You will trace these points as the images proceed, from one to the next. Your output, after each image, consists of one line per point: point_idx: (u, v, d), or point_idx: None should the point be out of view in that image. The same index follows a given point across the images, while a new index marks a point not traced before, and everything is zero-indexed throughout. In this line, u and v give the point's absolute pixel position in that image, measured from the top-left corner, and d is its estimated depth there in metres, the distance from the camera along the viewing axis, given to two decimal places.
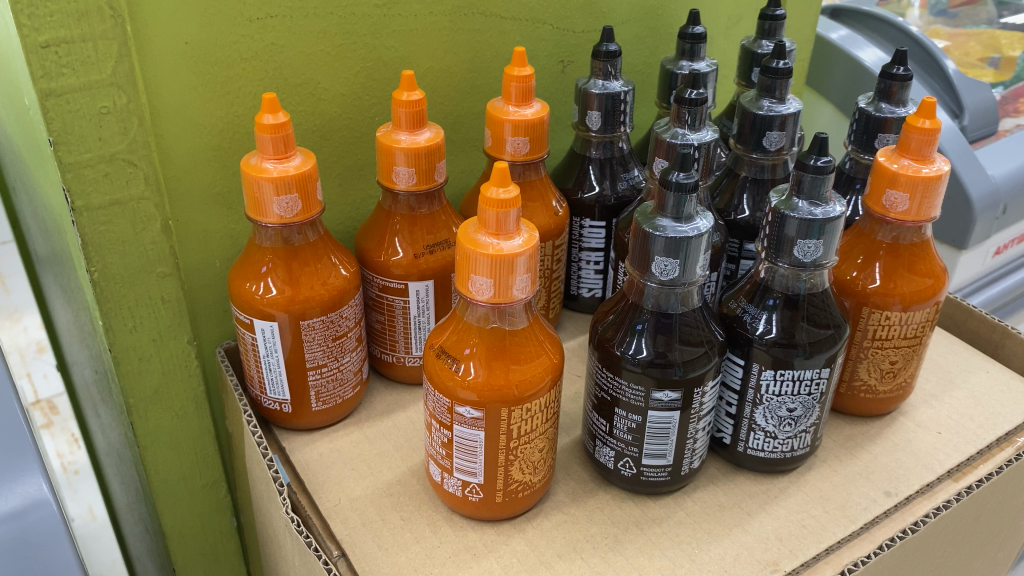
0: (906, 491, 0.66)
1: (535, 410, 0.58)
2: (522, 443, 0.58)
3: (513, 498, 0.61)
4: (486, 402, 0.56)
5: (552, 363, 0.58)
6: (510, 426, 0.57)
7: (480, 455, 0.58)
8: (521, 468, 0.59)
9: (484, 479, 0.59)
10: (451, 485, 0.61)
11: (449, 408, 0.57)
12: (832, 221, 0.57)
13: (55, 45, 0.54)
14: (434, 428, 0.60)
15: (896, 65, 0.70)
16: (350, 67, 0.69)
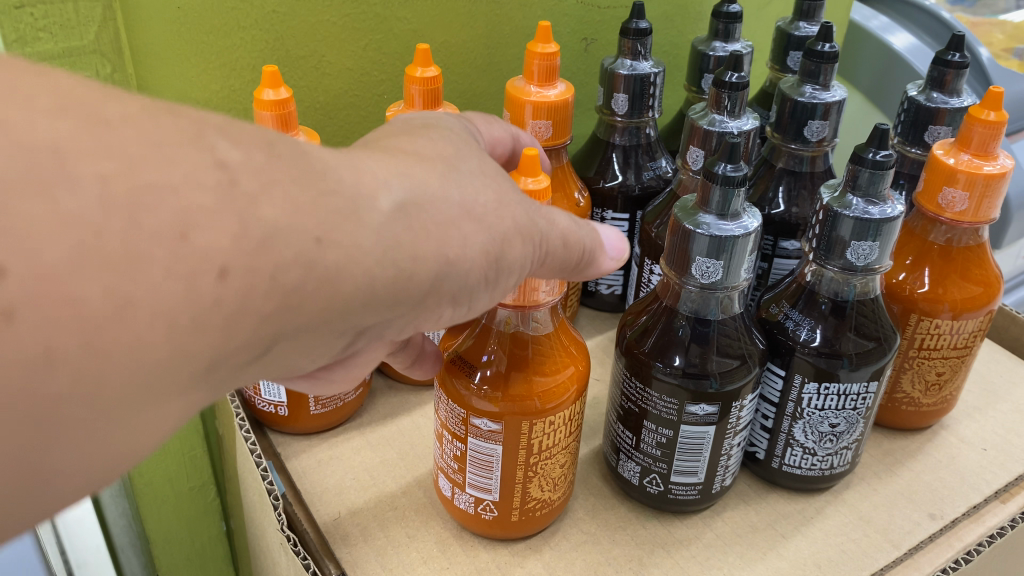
0: (951, 514, 0.61)
1: (560, 422, 0.52)
2: (543, 458, 0.53)
3: (530, 516, 0.56)
4: (506, 412, 0.50)
5: (580, 373, 0.53)
6: (531, 440, 0.52)
7: (496, 470, 0.53)
8: (540, 484, 0.54)
9: (499, 495, 0.54)
10: (463, 501, 0.55)
11: (463, 419, 0.52)
12: (889, 222, 0.52)
13: (30, 6, 0.49)
14: (446, 440, 0.54)
15: (952, 52, 0.65)
16: (358, 39, 0.63)
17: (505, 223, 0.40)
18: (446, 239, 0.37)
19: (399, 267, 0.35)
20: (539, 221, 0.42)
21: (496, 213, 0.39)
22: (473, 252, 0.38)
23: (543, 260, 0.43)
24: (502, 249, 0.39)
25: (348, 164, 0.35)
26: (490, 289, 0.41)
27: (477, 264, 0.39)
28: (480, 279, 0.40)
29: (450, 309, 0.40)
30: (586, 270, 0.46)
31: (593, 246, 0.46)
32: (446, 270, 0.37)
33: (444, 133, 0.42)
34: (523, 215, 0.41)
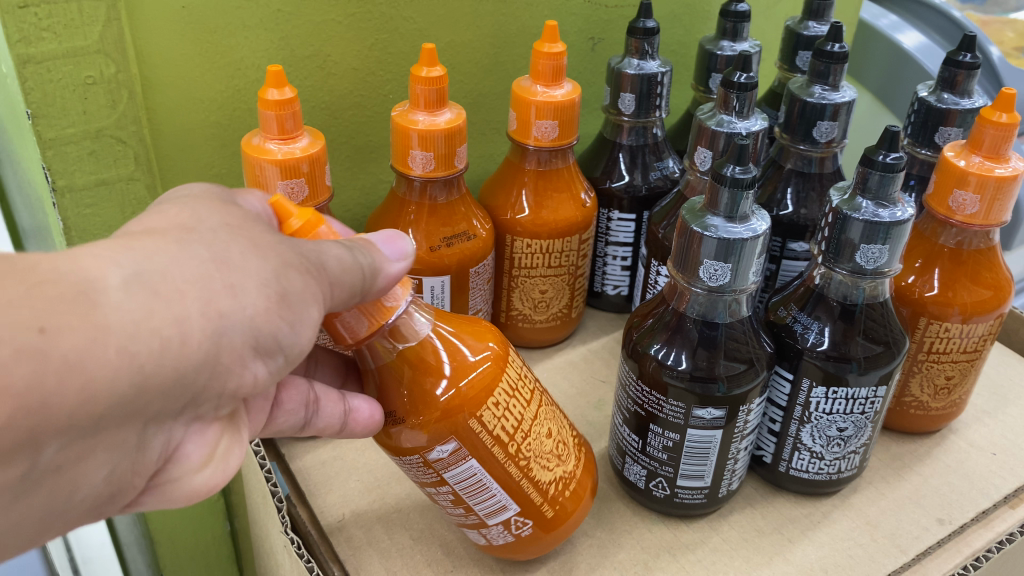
0: (960, 519, 0.60)
1: (507, 395, 0.49)
2: (523, 442, 0.50)
3: (563, 502, 0.53)
4: (454, 419, 0.47)
5: (484, 341, 0.50)
6: (493, 438, 0.48)
7: (493, 483, 0.49)
8: (543, 466, 0.51)
9: (520, 506, 0.51)
10: (495, 534, 0.52)
11: (426, 461, 0.48)
12: (900, 225, 0.51)
13: (34, 5, 0.48)
14: (435, 492, 0.51)
15: (963, 53, 0.64)
16: (364, 39, 0.62)
17: (268, 266, 0.38)
18: (205, 296, 0.35)
19: (173, 331, 0.34)
20: (304, 252, 0.40)
21: (245, 257, 0.37)
22: (250, 302, 0.36)
23: (333, 291, 0.41)
24: (276, 289, 0.37)
25: (61, 253, 0.33)
26: (298, 335, 0.39)
27: (258, 310, 0.37)
28: (273, 327, 0.37)
29: (262, 365, 0.38)
30: (379, 283, 0.43)
31: (373, 263, 0.43)
32: (220, 327, 0.35)
33: (163, 207, 0.40)
34: (286, 251, 0.39)
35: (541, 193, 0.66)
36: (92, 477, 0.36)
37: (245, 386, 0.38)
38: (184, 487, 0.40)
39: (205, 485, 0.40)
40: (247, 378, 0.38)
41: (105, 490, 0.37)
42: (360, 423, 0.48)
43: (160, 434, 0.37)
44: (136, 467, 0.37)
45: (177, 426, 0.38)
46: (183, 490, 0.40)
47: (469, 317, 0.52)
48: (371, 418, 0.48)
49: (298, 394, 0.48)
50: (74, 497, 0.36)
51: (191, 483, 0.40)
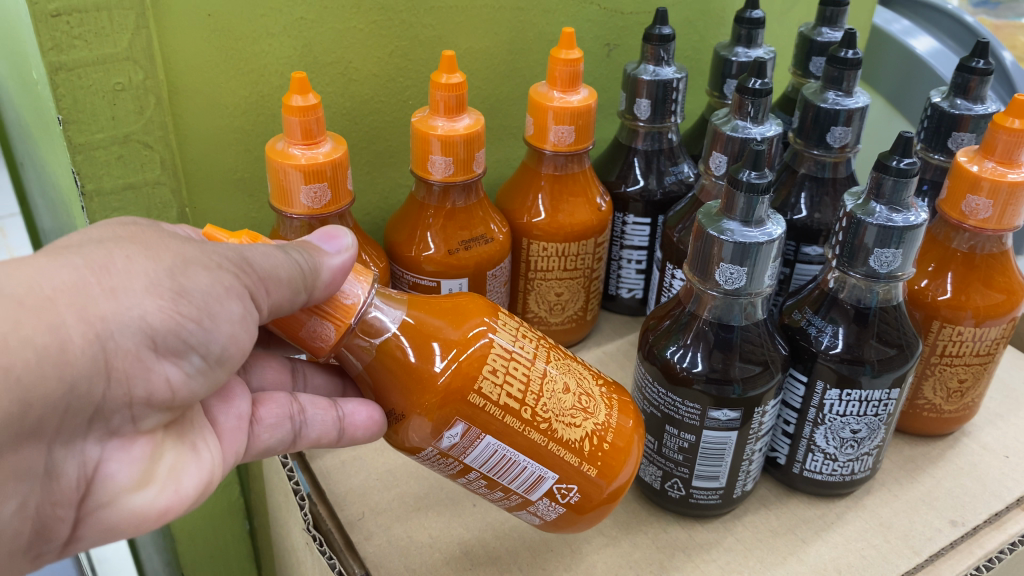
0: (973, 521, 0.61)
1: (502, 362, 0.48)
2: (538, 405, 0.49)
3: (605, 455, 0.51)
4: (456, 398, 0.47)
5: (464, 312, 0.49)
6: (502, 409, 0.48)
7: (518, 456, 0.49)
8: (569, 425, 0.50)
9: (557, 473, 0.50)
10: (544, 506, 0.51)
11: (442, 452, 0.49)
12: (913, 230, 0.52)
13: (66, 14, 0.50)
14: (469, 482, 0.51)
15: (976, 59, 0.65)
16: (384, 46, 0.64)
17: (163, 268, 0.40)
18: (82, 305, 0.38)
19: (50, 340, 0.37)
20: (224, 256, 0.42)
21: (127, 262, 0.40)
22: (136, 303, 0.39)
23: (262, 288, 0.43)
24: (170, 288, 0.40)
25: None
26: (213, 334, 0.41)
27: (148, 310, 0.39)
28: (171, 326, 0.40)
29: (173, 366, 0.41)
30: (325, 278, 0.45)
31: (311, 257, 0.45)
32: (105, 332, 0.39)
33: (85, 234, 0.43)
34: (193, 253, 0.42)
35: (558, 198, 0.67)
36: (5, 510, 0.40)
37: (157, 391, 0.41)
38: (118, 509, 0.44)
39: (147, 505, 0.44)
40: (155, 381, 0.41)
41: (33, 522, 0.42)
42: (359, 426, 0.50)
43: (71, 454, 0.41)
44: (55, 493, 0.42)
45: (90, 444, 0.42)
46: (121, 511, 0.44)
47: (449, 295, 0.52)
48: (368, 419, 0.49)
49: (278, 410, 0.50)
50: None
51: (124, 504, 0.44)
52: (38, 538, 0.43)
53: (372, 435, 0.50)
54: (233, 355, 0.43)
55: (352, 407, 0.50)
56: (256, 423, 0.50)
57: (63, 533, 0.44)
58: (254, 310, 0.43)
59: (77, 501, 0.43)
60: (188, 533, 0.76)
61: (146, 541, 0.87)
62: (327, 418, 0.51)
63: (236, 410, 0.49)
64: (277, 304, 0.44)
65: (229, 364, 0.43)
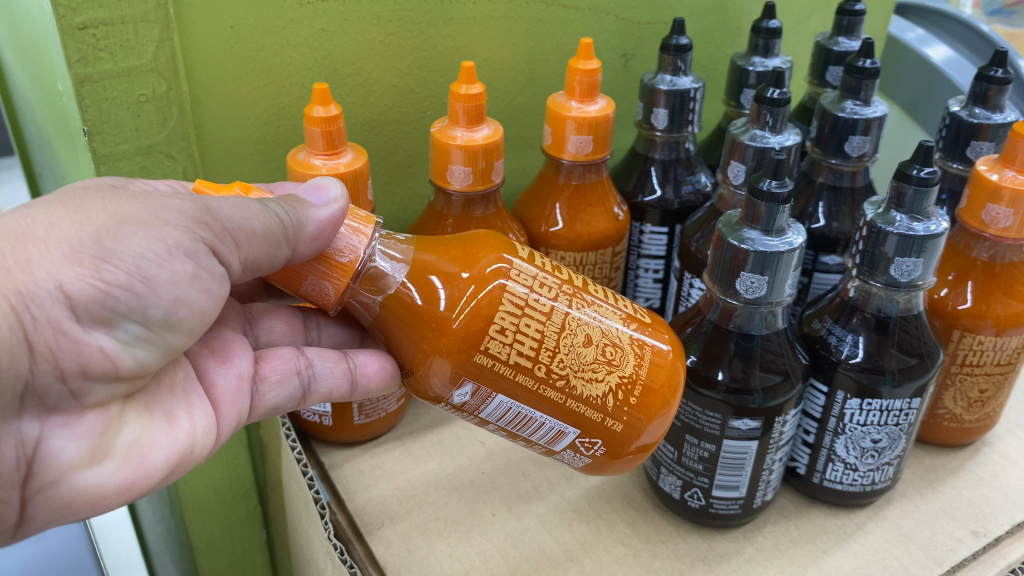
0: (995, 532, 0.60)
1: (514, 316, 0.46)
2: (554, 360, 0.47)
3: (632, 410, 0.48)
4: (466, 352, 0.46)
5: (474, 256, 0.48)
6: (512, 365, 0.46)
7: (534, 412, 0.48)
8: (590, 381, 0.47)
9: (578, 428, 0.49)
10: (571, 456, 0.51)
11: (456, 407, 0.49)
12: (934, 238, 0.52)
13: (93, 26, 0.50)
14: (492, 432, 0.51)
15: (995, 68, 0.65)
16: (404, 57, 0.64)
17: (87, 233, 0.40)
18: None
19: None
20: (181, 212, 0.42)
21: (45, 232, 0.40)
22: (52, 273, 0.40)
23: (227, 241, 0.43)
24: (93, 254, 0.40)
25: None
26: (149, 298, 0.41)
27: (65, 279, 0.40)
28: (95, 294, 0.40)
29: (107, 334, 0.41)
30: (309, 230, 0.45)
31: (291, 210, 0.45)
32: (22, 304, 0.39)
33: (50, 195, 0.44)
34: (131, 214, 0.42)
35: (575, 207, 0.67)
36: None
37: (94, 360, 0.42)
38: (65, 487, 0.45)
39: (102, 480, 0.45)
40: (88, 351, 0.41)
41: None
42: (372, 377, 0.53)
43: (8, 434, 0.42)
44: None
45: (27, 422, 0.43)
46: (72, 488, 0.45)
47: (466, 235, 0.50)
48: (381, 371, 0.52)
49: (284, 366, 0.53)
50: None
51: (73, 481, 0.44)
52: None
53: (385, 385, 0.53)
54: (183, 319, 0.43)
55: (365, 362, 0.53)
56: (261, 381, 0.53)
57: (13, 515, 0.45)
58: (206, 267, 0.43)
59: (20, 482, 0.44)
60: (206, 543, 0.77)
61: (161, 550, 0.87)
62: (337, 370, 0.53)
63: (237, 370, 0.51)
64: (249, 257, 0.44)
65: (175, 327, 0.43)
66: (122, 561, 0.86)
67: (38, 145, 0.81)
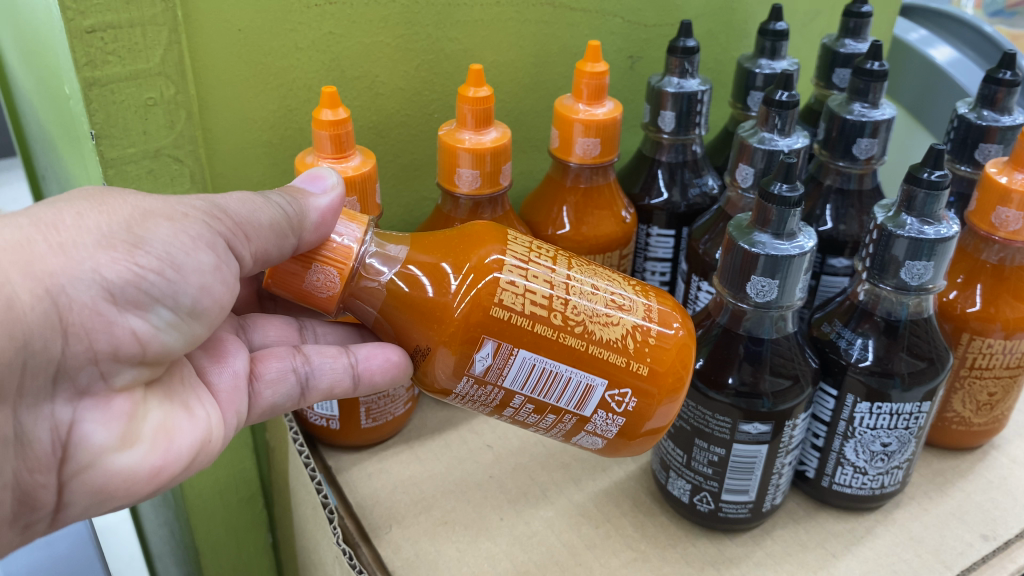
0: (1005, 535, 0.60)
1: (520, 270, 0.47)
2: (568, 306, 0.47)
3: (653, 351, 0.48)
4: (470, 335, 0.46)
5: (471, 245, 0.47)
6: (529, 313, 0.46)
7: (559, 366, 0.47)
8: (607, 326, 0.47)
9: (606, 379, 0.47)
10: (601, 424, 0.49)
11: (478, 381, 0.47)
12: (945, 242, 0.51)
13: (101, 30, 0.50)
14: (518, 411, 0.49)
15: (1003, 70, 0.65)
16: (411, 60, 0.64)
17: (117, 222, 0.42)
18: (29, 263, 0.40)
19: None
20: (193, 208, 0.44)
21: (76, 220, 0.41)
22: (87, 257, 0.40)
23: (240, 234, 0.44)
24: (125, 240, 0.41)
25: None
26: (179, 284, 0.42)
27: (100, 262, 0.40)
28: (129, 278, 0.41)
29: (139, 317, 0.42)
30: (312, 219, 0.46)
31: (296, 202, 0.46)
32: (56, 287, 0.40)
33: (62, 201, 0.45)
34: (155, 207, 0.43)
35: (582, 210, 0.67)
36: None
37: (125, 344, 0.42)
38: (100, 471, 0.44)
39: (133, 464, 0.44)
40: (120, 334, 0.41)
41: (15, 490, 0.43)
42: (375, 370, 0.50)
43: (39, 418, 0.42)
44: (31, 460, 0.42)
45: (60, 405, 0.42)
46: (105, 472, 0.44)
47: (462, 226, 0.50)
48: (386, 361, 0.49)
49: (279, 364, 0.52)
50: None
51: (107, 465, 0.44)
52: (23, 507, 0.44)
53: (391, 377, 0.50)
54: (207, 309, 0.44)
55: (368, 352, 0.50)
56: (257, 380, 0.52)
57: (49, 500, 0.44)
58: (225, 258, 0.44)
59: (55, 466, 0.43)
60: (211, 546, 0.76)
61: (163, 552, 0.87)
62: (337, 365, 0.52)
63: (233, 369, 0.50)
64: (260, 250, 0.45)
65: (200, 317, 0.44)
66: (124, 563, 0.86)
67: (41, 146, 0.80)
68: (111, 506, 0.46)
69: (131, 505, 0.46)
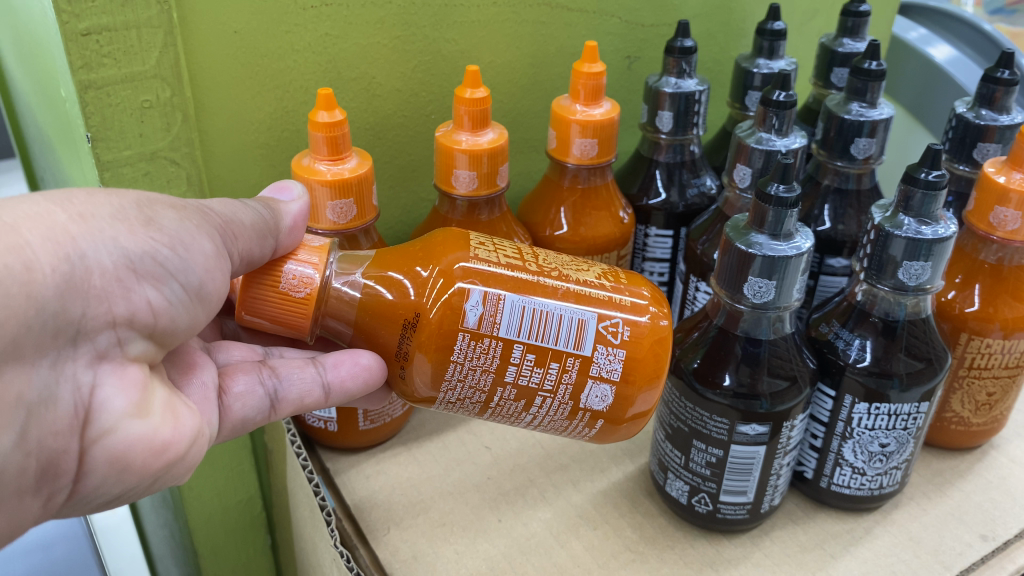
0: (1004, 536, 0.60)
1: (484, 238, 0.51)
2: (536, 260, 0.50)
3: (628, 287, 0.50)
4: (445, 339, 0.47)
5: (436, 253, 0.48)
6: (501, 259, 0.49)
7: (548, 305, 0.47)
8: (578, 275, 0.50)
9: (595, 310, 0.48)
10: (604, 364, 0.48)
11: (475, 336, 0.47)
12: (942, 242, 0.51)
13: (96, 33, 0.50)
14: (522, 368, 0.47)
15: (1002, 69, 0.65)
16: (408, 61, 0.64)
17: (129, 201, 0.43)
18: (50, 228, 0.39)
19: (15, 261, 0.37)
20: (185, 202, 0.45)
21: (90, 195, 0.42)
22: (107, 227, 0.41)
23: (229, 232, 0.46)
24: (138, 217, 0.42)
25: None
26: (188, 263, 0.43)
27: (119, 233, 0.41)
28: (146, 249, 0.42)
29: (154, 289, 0.42)
30: (286, 223, 0.48)
31: (271, 208, 0.49)
32: (77, 252, 0.40)
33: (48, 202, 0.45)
34: (157, 198, 0.45)
35: (580, 211, 0.67)
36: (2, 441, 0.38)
37: (139, 312, 0.41)
38: (121, 438, 0.41)
39: (149, 435, 0.41)
40: (137, 303, 0.41)
41: (38, 456, 0.39)
42: (345, 377, 0.48)
43: (61, 377, 0.40)
44: (52, 423, 0.39)
45: (82, 366, 0.40)
46: (123, 442, 0.41)
47: (423, 239, 0.51)
48: (356, 366, 0.48)
49: (247, 379, 0.50)
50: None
51: (126, 434, 0.41)
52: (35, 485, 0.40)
53: (364, 383, 0.49)
54: (210, 295, 0.45)
55: (335, 359, 0.49)
56: (226, 394, 0.49)
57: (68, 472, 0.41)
58: (226, 250, 0.45)
59: (76, 432, 0.40)
60: (210, 548, 0.76)
61: (162, 553, 0.87)
62: (304, 375, 0.50)
63: (202, 381, 0.48)
64: (246, 249, 0.46)
65: (203, 301, 0.45)
66: (125, 563, 0.86)
67: (38, 147, 0.80)
68: (128, 485, 0.42)
69: (140, 489, 0.43)
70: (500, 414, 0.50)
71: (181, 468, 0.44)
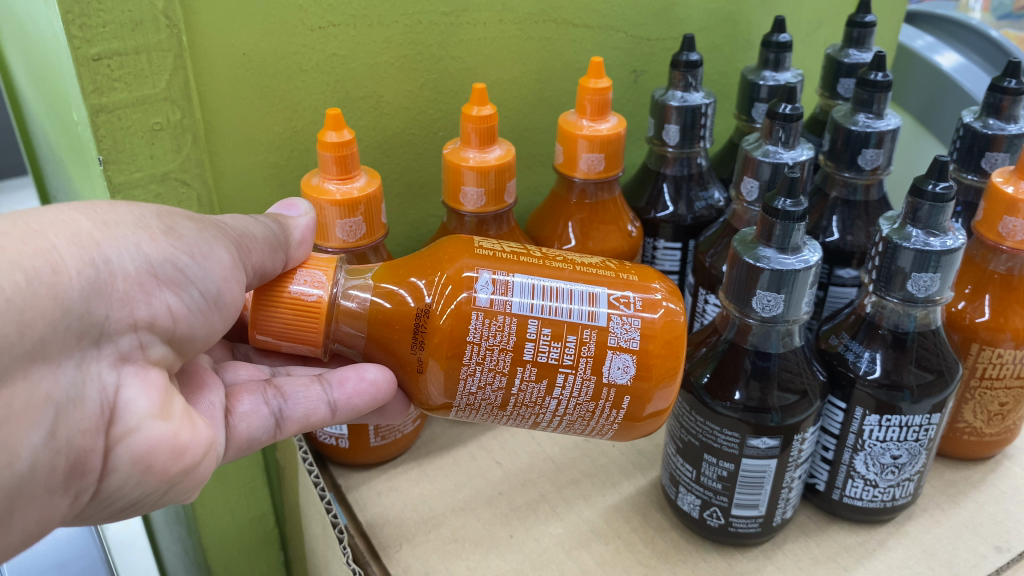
0: (1019, 547, 0.60)
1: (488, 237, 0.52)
2: (542, 251, 0.51)
3: (635, 269, 0.51)
4: (456, 345, 0.47)
5: (443, 259, 0.49)
6: (507, 249, 0.50)
7: (558, 283, 0.48)
8: (584, 261, 0.51)
9: (604, 287, 0.49)
10: (622, 334, 0.47)
11: (488, 313, 0.47)
12: (951, 253, 0.51)
13: (108, 57, 0.50)
14: (539, 344, 0.47)
15: (1008, 79, 0.64)
16: (416, 79, 0.64)
17: (149, 212, 0.44)
18: (75, 234, 0.40)
19: (43, 264, 0.39)
20: (201, 216, 0.46)
21: (114, 205, 0.43)
22: (130, 234, 0.42)
23: (244, 245, 0.46)
24: (159, 226, 0.43)
25: None
26: (207, 271, 0.44)
27: (141, 240, 0.42)
28: (166, 256, 0.43)
29: (173, 295, 0.43)
30: (295, 237, 0.50)
31: (280, 222, 0.50)
32: (101, 257, 0.41)
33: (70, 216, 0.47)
34: (176, 211, 0.46)
35: (588, 226, 0.67)
36: (30, 439, 0.38)
37: (159, 316, 0.42)
38: (144, 438, 0.41)
39: (171, 435, 0.41)
40: (157, 307, 0.42)
41: (67, 455, 0.39)
42: (352, 394, 0.49)
43: (85, 379, 0.40)
44: (80, 421, 0.39)
45: (105, 367, 0.41)
46: (147, 444, 0.41)
47: (430, 247, 0.51)
48: (361, 381, 0.49)
49: (252, 398, 0.50)
50: (26, 467, 0.38)
51: (148, 434, 0.41)
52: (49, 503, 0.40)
53: (371, 399, 0.49)
54: (227, 304, 0.46)
55: (341, 376, 0.50)
56: (232, 414, 0.49)
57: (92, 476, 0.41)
58: (241, 262, 0.46)
59: (101, 434, 0.40)
60: (222, 566, 0.77)
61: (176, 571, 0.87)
62: (309, 394, 0.50)
63: (210, 400, 0.48)
64: (260, 263, 0.47)
65: (221, 309, 0.46)
66: None
67: (51, 167, 0.81)
68: (151, 488, 0.42)
69: (161, 492, 0.43)
70: (524, 404, 0.49)
71: (198, 475, 0.44)
